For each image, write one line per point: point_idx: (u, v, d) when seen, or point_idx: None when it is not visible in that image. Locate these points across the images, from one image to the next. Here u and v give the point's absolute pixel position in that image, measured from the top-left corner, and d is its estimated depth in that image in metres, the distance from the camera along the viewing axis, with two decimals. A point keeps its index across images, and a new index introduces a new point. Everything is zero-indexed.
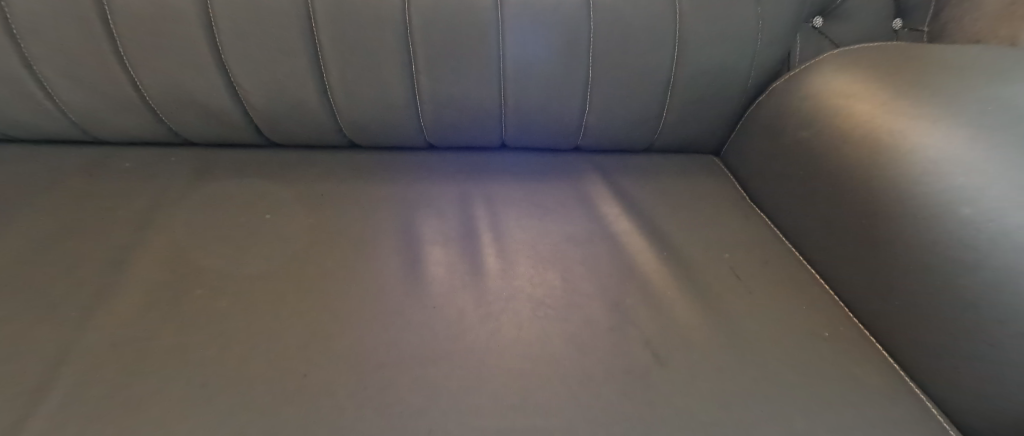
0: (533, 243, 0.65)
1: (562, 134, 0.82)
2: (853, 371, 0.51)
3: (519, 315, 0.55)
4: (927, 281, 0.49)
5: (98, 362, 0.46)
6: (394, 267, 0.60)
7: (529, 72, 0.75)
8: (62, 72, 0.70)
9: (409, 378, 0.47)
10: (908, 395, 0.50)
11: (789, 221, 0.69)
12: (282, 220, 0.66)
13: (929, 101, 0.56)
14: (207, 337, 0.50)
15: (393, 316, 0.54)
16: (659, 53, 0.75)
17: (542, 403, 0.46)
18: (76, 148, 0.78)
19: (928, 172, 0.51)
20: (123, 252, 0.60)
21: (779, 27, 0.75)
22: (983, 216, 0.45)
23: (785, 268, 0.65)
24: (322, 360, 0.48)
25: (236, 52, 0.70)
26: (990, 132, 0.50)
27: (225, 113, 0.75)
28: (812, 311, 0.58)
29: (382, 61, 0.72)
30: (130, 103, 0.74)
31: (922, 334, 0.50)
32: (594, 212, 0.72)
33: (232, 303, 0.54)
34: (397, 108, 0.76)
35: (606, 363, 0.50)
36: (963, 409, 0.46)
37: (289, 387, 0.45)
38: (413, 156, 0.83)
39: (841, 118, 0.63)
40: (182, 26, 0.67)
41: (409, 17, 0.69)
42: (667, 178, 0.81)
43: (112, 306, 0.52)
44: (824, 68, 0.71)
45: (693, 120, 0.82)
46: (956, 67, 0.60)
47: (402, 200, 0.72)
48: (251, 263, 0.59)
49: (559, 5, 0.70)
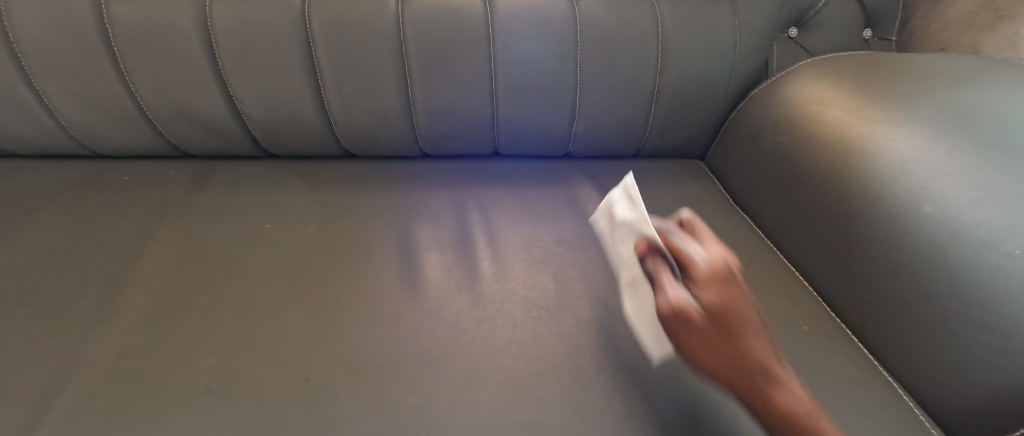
0: (526, 247, 0.67)
1: (553, 142, 0.85)
2: (830, 362, 0.54)
3: (514, 317, 0.57)
4: (897, 276, 0.52)
5: (104, 370, 0.48)
6: (392, 273, 0.62)
7: (520, 83, 0.78)
8: (62, 88, 0.71)
9: (408, 379, 0.49)
10: (880, 383, 0.53)
11: (770, 221, 0.73)
12: (281, 228, 0.68)
13: (894, 106, 0.60)
14: (210, 345, 0.51)
15: (392, 320, 0.55)
16: (644, 64, 0.78)
17: (537, 399, 0.48)
18: (74, 162, 0.79)
19: (894, 174, 0.55)
20: (125, 262, 0.61)
21: (757, 38, 0.79)
22: (943, 214, 0.49)
23: (768, 266, 0.67)
24: (324, 364, 0.50)
25: (236, 68, 0.72)
26: (950, 135, 0.54)
27: (223, 125, 0.77)
28: (793, 308, 0.61)
29: (377, 73, 0.74)
30: (129, 118, 0.75)
31: (893, 325, 0.53)
32: (585, 217, 0.74)
33: (233, 310, 0.56)
34: (392, 119, 0.79)
35: (598, 361, 0.52)
36: (930, 394, 0.49)
37: (293, 391, 0.47)
38: (408, 165, 0.85)
39: (815, 123, 0.66)
40: (183, 43, 0.69)
41: (403, 31, 0.71)
42: (654, 182, 0.84)
43: (116, 315, 0.54)
44: (800, 76, 0.74)
45: (677, 127, 0.86)
46: (918, 74, 0.64)
47: (398, 207, 0.74)
48: (251, 271, 0.61)
49: (547, 20, 0.74)
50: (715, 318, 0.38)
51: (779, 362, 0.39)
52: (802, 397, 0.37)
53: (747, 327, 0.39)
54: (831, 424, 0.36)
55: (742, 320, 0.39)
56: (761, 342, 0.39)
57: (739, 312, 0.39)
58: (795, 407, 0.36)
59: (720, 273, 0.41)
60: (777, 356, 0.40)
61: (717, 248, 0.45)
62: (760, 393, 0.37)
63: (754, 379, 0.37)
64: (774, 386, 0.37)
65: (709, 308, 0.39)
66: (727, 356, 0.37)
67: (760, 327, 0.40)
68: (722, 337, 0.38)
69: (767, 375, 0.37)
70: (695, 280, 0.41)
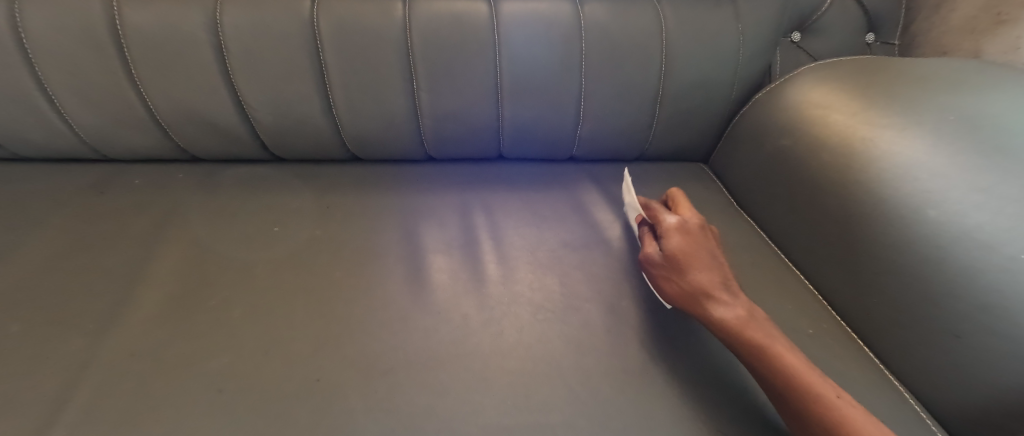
0: (531, 250, 0.68)
1: (557, 145, 0.86)
2: (834, 365, 0.54)
3: (520, 318, 0.57)
4: (900, 279, 0.52)
5: (119, 371, 0.49)
6: (399, 275, 0.63)
7: (525, 87, 0.78)
8: (75, 93, 0.72)
9: (417, 380, 0.50)
10: (885, 385, 0.53)
11: (774, 224, 0.73)
12: (289, 231, 0.69)
13: (897, 110, 0.61)
14: (221, 347, 0.52)
15: (399, 321, 0.56)
16: (647, 68, 0.79)
17: (544, 400, 0.49)
18: (85, 165, 0.80)
19: (896, 178, 0.55)
20: (137, 265, 0.62)
21: (760, 43, 0.80)
22: (946, 218, 0.49)
23: (771, 269, 0.68)
24: (334, 365, 0.51)
25: (245, 73, 0.73)
26: (952, 140, 0.54)
27: (232, 129, 0.78)
28: (797, 310, 0.61)
29: (384, 78, 0.75)
30: (139, 122, 0.76)
31: (897, 328, 0.53)
32: (589, 219, 0.75)
33: (244, 312, 0.56)
34: (398, 122, 0.80)
35: (604, 363, 0.53)
36: (935, 396, 0.49)
37: (304, 392, 0.48)
38: (414, 169, 0.86)
39: (818, 126, 0.67)
40: (194, 49, 0.70)
41: (410, 36, 0.72)
42: (658, 185, 0.85)
43: (129, 316, 0.55)
44: (802, 80, 0.75)
45: (681, 130, 0.86)
46: (920, 78, 0.65)
47: (405, 210, 0.75)
48: (260, 273, 0.62)
49: (552, 25, 0.74)
50: (671, 257, 0.56)
51: (730, 290, 0.53)
52: (741, 314, 0.50)
53: (698, 265, 0.54)
54: (767, 334, 0.49)
55: (693, 260, 0.55)
56: (708, 272, 0.54)
57: (693, 254, 0.55)
58: (729, 318, 0.50)
59: (685, 228, 0.58)
60: (729, 286, 0.53)
61: (693, 215, 0.62)
62: (702, 308, 0.52)
63: (697, 298, 0.52)
64: (714, 303, 0.51)
65: (668, 252, 0.56)
66: (677, 284, 0.54)
67: (712, 265, 0.55)
68: (676, 271, 0.55)
69: (710, 297, 0.52)
70: (661, 235, 0.59)
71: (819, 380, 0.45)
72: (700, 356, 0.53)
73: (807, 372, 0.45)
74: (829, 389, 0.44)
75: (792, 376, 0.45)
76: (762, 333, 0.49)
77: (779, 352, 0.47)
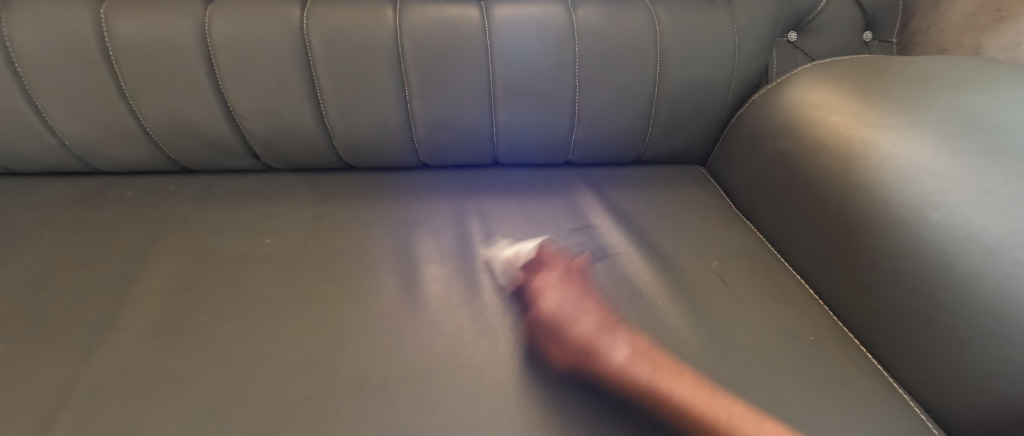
0: (526, 258, 0.67)
1: (552, 149, 0.85)
2: (838, 373, 0.53)
3: (515, 329, 0.56)
4: (903, 284, 0.51)
5: (105, 391, 0.48)
6: (392, 286, 0.62)
7: (518, 92, 0.77)
8: (64, 106, 0.72)
9: (410, 395, 0.49)
10: (890, 393, 0.52)
11: (773, 228, 0.72)
12: (282, 243, 0.68)
13: (895, 110, 0.60)
14: (209, 363, 0.51)
15: (392, 334, 0.55)
16: (642, 71, 0.78)
17: (540, 415, 0.47)
18: (77, 178, 0.80)
19: (897, 180, 0.54)
20: (127, 280, 0.61)
21: (756, 43, 0.79)
22: (949, 221, 0.48)
23: (771, 274, 0.67)
24: (325, 382, 0.50)
25: (235, 83, 0.72)
26: (953, 140, 0.53)
27: (223, 140, 0.78)
28: (799, 316, 0.60)
29: (376, 86, 0.74)
30: (130, 134, 0.75)
31: (902, 335, 0.52)
32: (585, 225, 0.74)
33: (234, 327, 0.55)
34: (391, 130, 0.79)
35: (601, 375, 0.52)
36: (942, 405, 0.48)
37: (293, 410, 0.47)
38: (408, 177, 0.85)
39: (816, 127, 0.66)
40: (183, 60, 0.70)
41: (401, 43, 0.72)
42: (655, 189, 0.84)
43: (118, 332, 0.54)
44: (800, 80, 0.74)
45: (677, 133, 0.85)
46: (917, 77, 0.64)
47: (397, 219, 0.74)
48: (252, 287, 0.61)
49: (545, 29, 0.74)
50: (552, 315, 0.57)
51: (611, 331, 0.56)
52: (626, 355, 0.53)
53: (575, 314, 0.57)
54: (653, 367, 0.51)
55: (570, 314, 0.57)
56: (585, 321, 0.56)
57: (569, 305, 0.58)
58: (619, 362, 0.52)
59: (560, 281, 0.62)
60: (608, 327, 0.56)
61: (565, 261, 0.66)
62: (590, 358, 0.52)
63: (587, 351, 0.53)
64: (603, 350, 0.53)
65: (548, 312, 0.58)
66: (565, 339, 0.54)
67: (587, 311, 0.58)
68: (559, 328, 0.56)
69: (597, 347, 0.53)
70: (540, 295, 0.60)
71: (710, 402, 0.48)
72: (613, 404, 0.48)
73: (696, 399, 0.48)
74: (720, 409, 0.48)
75: (686, 406, 0.48)
76: (648, 370, 0.51)
77: (667, 384, 0.50)
